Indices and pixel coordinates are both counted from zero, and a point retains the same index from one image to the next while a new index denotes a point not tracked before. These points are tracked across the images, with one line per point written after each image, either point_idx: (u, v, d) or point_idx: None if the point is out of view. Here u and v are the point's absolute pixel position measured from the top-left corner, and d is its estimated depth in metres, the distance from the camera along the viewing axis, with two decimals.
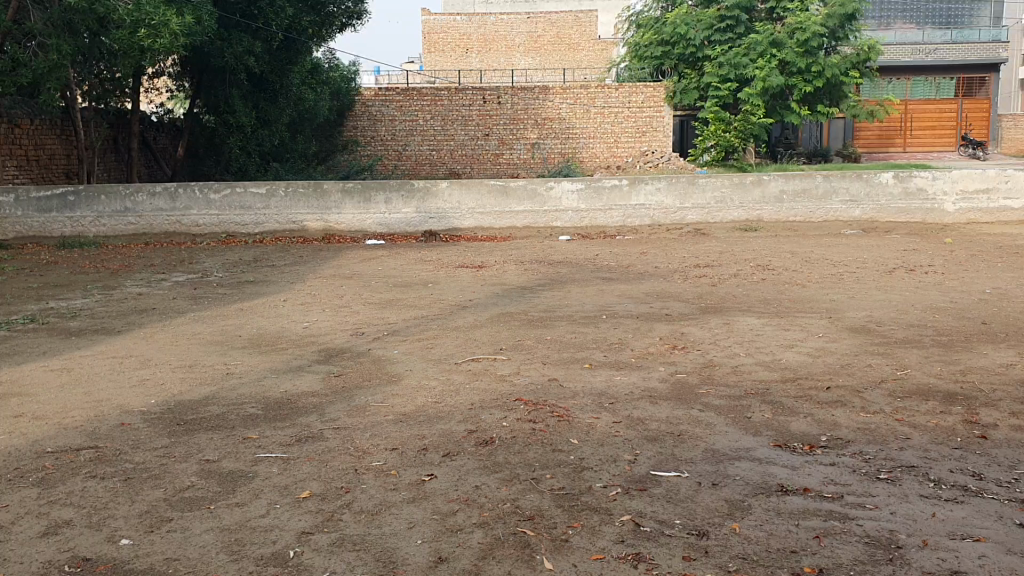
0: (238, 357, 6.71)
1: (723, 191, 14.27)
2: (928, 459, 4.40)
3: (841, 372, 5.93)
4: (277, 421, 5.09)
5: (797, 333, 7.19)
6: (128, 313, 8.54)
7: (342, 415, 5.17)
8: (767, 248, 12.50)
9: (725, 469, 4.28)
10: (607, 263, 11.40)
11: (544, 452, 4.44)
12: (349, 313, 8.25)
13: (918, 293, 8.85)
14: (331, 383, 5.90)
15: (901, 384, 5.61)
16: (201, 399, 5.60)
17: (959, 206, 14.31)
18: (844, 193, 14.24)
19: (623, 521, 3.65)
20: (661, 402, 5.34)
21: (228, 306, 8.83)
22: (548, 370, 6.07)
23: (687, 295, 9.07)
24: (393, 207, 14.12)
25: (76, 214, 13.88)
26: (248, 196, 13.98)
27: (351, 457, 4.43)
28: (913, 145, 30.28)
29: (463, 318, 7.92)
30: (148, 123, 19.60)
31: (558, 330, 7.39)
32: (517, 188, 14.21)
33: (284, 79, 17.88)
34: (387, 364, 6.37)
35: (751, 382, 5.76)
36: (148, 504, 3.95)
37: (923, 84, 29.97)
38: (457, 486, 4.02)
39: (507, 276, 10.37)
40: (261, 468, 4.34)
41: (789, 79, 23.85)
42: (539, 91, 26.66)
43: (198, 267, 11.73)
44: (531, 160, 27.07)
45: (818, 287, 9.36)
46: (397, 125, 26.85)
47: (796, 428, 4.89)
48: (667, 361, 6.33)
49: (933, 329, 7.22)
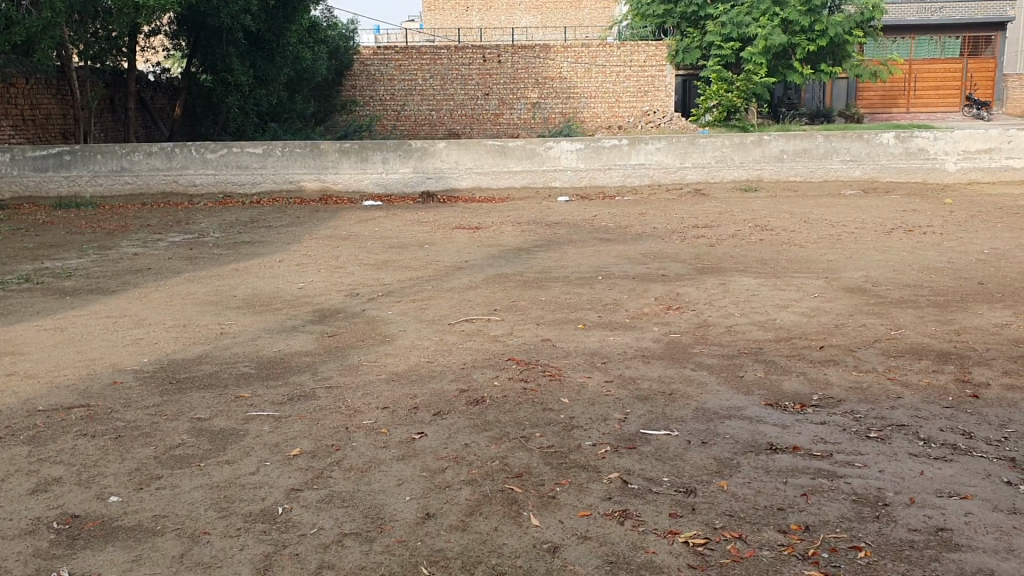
0: (232, 316, 6.70)
1: (723, 150, 14.17)
2: (919, 418, 4.40)
3: (836, 332, 5.92)
4: (269, 380, 5.10)
5: (792, 293, 7.17)
6: (124, 273, 8.52)
7: (334, 374, 5.17)
8: (766, 208, 12.45)
9: (715, 427, 4.28)
10: (606, 224, 11.35)
11: (534, 411, 4.44)
12: (344, 274, 8.23)
13: (915, 253, 8.82)
14: (324, 343, 5.89)
15: (894, 344, 5.61)
16: (193, 358, 5.60)
17: (959, 165, 14.22)
18: (845, 153, 14.16)
19: (611, 478, 3.66)
20: (653, 362, 5.34)
21: (224, 266, 8.80)
22: (542, 330, 6.06)
23: (685, 256, 9.04)
24: (390, 167, 14.05)
25: (72, 173, 13.81)
26: (245, 155, 13.91)
27: (341, 416, 4.44)
28: (916, 106, 29.93)
29: (458, 280, 7.89)
30: (144, 82, 19.44)
31: (553, 291, 7.37)
32: (515, 148, 14.11)
33: (281, 38, 17.67)
34: (381, 324, 6.36)
35: (744, 341, 5.75)
36: (138, 461, 3.96)
37: (928, 43, 29.70)
38: (446, 445, 4.02)
39: (504, 237, 10.33)
40: (251, 426, 4.35)
41: (792, 38, 23.53)
42: (539, 49, 26.42)
43: (195, 227, 11.70)
44: (531, 121, 26.88)
45: (815, 247, 9.31)
46: (396, 84, 26.65)
47: (787, 387, 4.89)
48: (661, 321, 6.31)
49: (930, 290, 7.19)
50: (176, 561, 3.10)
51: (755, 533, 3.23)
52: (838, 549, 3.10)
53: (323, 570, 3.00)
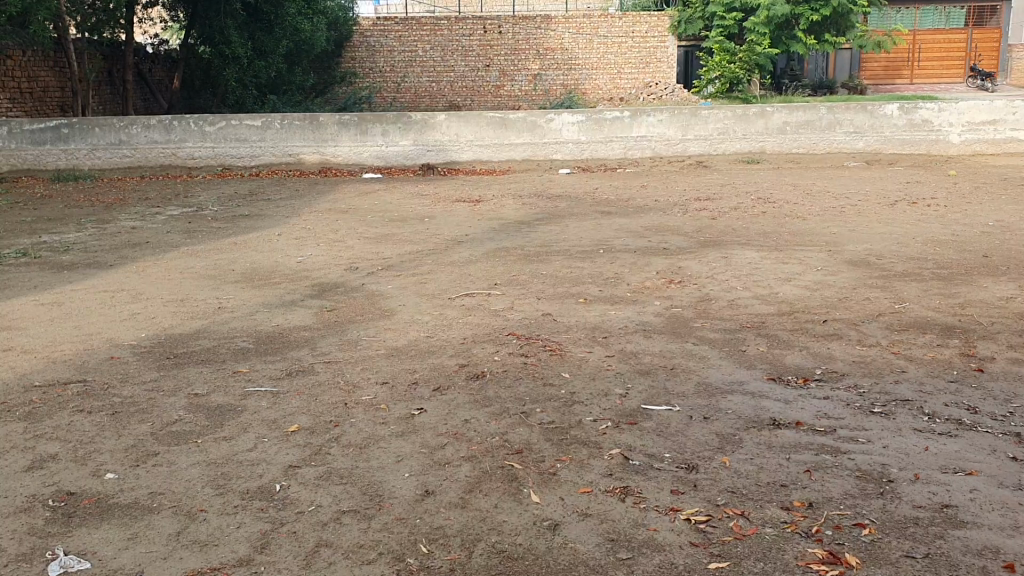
0: (231, 291, 6.65)
1: (726, 122, 14.04)
2: (924, 393, 4.35)
3: (839, 305, 5.87)
4: (268, 355, 5.06)
5: (795, 266, 7.10)
6: (123, 247, 8.45)
7: (333, 349, 5.13)
8: (769, 181, 12.36)
9: (717, 402, 4.24)
10: (607, 197, 11.27)
11: (535, 386, 4.40)
12: (343, 248, 8.15)
13: (919, 226, 8.75)
14: (323, 317, 5.85)
15: (898, 318, 5.55)
16: (192, 333, 5.56)
17: (964, 137, 14.12)
18: (849, 125, 14.04)
19: (612, 454, 3.62)
20: (654, 336, 5.29)
21: (223, 240, 8.74)
22: (542, 305, 6.01)
23: (687, 229, 8.97)
24: (390, 140, 13.95)
25: (70, 146, 13.72)
26: (243, 128, 13.81)
27: (340, 391, 4.40)
28: (920, 77, 29.88)
29: (459, 253, 7.83)
30: (142, 55, 19.27)
31: (554, 265, 7.31)
32: (516, 120, 13.99)
33: (280, 10, 17.47)
34: (380, 299, 6.30)
35: (747, 315, 5.70)
36: (135, 437, 3.92)
37: (933, 14, 29.42)
38: (446, 420, 3.98)
39: (505, 210, 10.26)
40: (250, 402, 4.31)
41: (795, 8, 23.21)
42: (540, 20, 26.19)
43: (193, 200, 11.62)
44: (532, 92, 26.63)
45: (818, 220, 9.24)
46: (396, 56, 26.49)
47: (790, 361, 4.85)
48: (663, 295, 6.26)
49: (934, 262, 7.12)
50: (172, 539, 3.07)
51: (758, 509, 3.19)
52: (842, 526, 3.06)
53: (320, 548, 2.97)
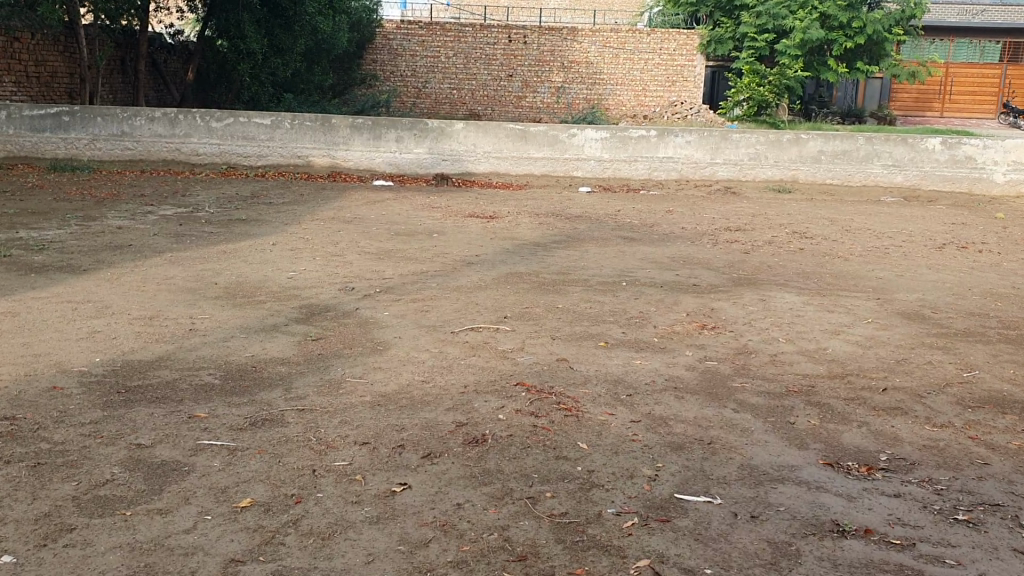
0: (208, 308, 5.93)
1: (757, 147, 13.30)
2: (1017, 496, 3.58)
3: (898, 370, 5.09)
4: (234, 396, 4.32)
5: (842, 316, 6.32)
6: (103, 248, 7.75)
7: (311, 392, 4.39)
8: (803, 213, 11.59)
9: (766, 496, 3.48)
10: (629, 221, 10.51)
11: (545, 460, 3.64)
12: (340, 264, 7.42)
13: (972, 274, 7.99)
14: (305, 349, 5.11)
15: (969, 390, 4.77)
16: (154, 360, 4.83)
17: (1008, 176, 13.25)
18: (887, 157, 13.24)
19: (639, 569, 2.87)
20: (687, 397, 4.53)
21: (213, 246, 8.04)
22: (557, 347, 5.26)
23: (718, 263, 8.24)
24: (404, 147, 13.25)
25: (70, 135, 13.06)
26: (251, 126, 13.15)
27: (310, 453, 3.65)
28: (951, 111, 29.43)
29: (466, 277, 7.09)
30: (158, 45, 18.68)
31: (571, 297, 6.56)
32: (537, 132, 13.27)
33: (300, 7, 16.76)
34: (374, 329, 5.56)
35: (793, 376, 4.93)
36: (52, 503, 3.18)
37: (968, 46, 28.85)
38: (433, 504, 3.23)
39: (520, 229, 9.54)
40: (199, 461, 3.57)
41: (829, 33, 22.61)
42: (567, 32, 25.52)
43: (191, 200, 10.94)
44: (554, 105, 26.03)
45: (862, 261, 8.48)
46: (418, 61, 25.88)
47: (848, 440, 4.09)
48: (695, 344, 5.49)
49: (998, 321, 6.36)
50: None
51: None
52: None
53: None
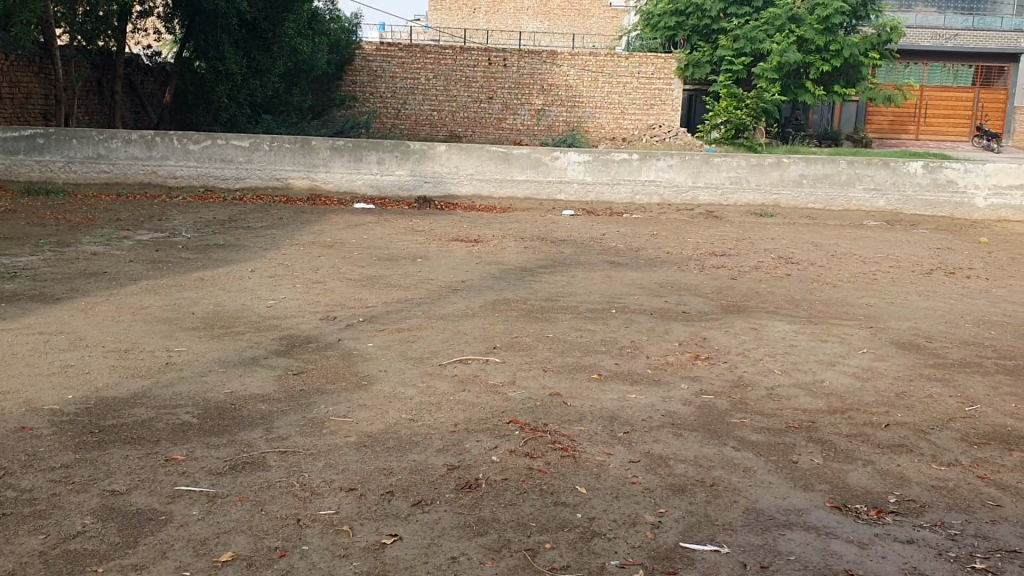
0: (185, 340, 5.72)
1: (739, 171, 13.24)
2: None
3: (898, 403, 4.97)
4: (214, 436, 4.12)
5: (836, 346, 6.19)
6: (76, 276, 7.51)
7: (294, 432, 4.19)
8: (787, 237, 11.52)
9: (775, 543, 3.32)
10: (614, 245, 10.39)
11: (542, 506, 3.47)
12: (321, 292, 7.23)
13: (963, 301, 7.92)
14: (287, 384, 4.92)
15: (973, 426, 4.65)
16: (129, 397, 4.62)
17: (989, 201, 13.26)
18: (869, 181, 13.22)
19: None
20: (685, 435, 4.37)
21: (191, 273, 7.83)
22: (548, 380, 5.09)
23: (705, 289, 8.11)
24: (386, 169, 13.09)
25: (45, 158, 12.81)
26: (230, 148, 12.96)
27: (295, 501, 3.46)
28: (926, 133, 29.50)
29: (452, 305, 6.92)
30: (134, 66, 18.44)
31: (561, 326, 6.41)
32: (519, 155, 13.15)
33: (278, 28, 16.71)
34: (358, 361, 5.37)
35: (792, 411, 4.79)
36: (19, 559, 2.97)
37: (941, 71, 29.40)
38: (428, 558, 3.05)
39: (505, 254, 9.39)
40: (177, 509, 3.36)
41: (806, 57, 22.71)
42: (546, 55, 25.53)
43: (168, 224, 10.71)
44: (534, 127, 26.00)
45: (850, 288, 8.38)
46: (397, 82, 25.74)
47: (854, 481, 3.95)
48: (690, 376, 5.34)
49: (994, 351, 6.26)
50: None
51: None
52: None
53: None
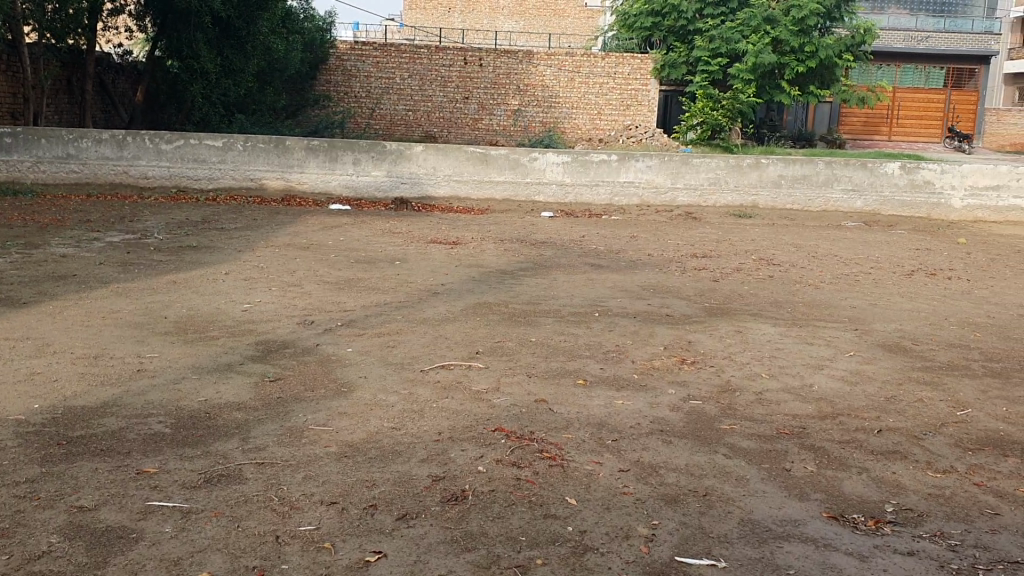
0: (158, 345, 5.54)
1: (717, 172, 13.17)
2: None
3: (890, 408, 4.88)
4: (188, 447, 3.95)
5: (823, 349, 6.11)
6: (44, 279, 7.30)
7: (272, 442, 4.04)
8: (767, 238, 11.48)
9: (773, 557, 3.21)
10: (594, 247, 10.29)
11: (531, 520, 3.34)
12: (298, 295, 7.06)
13: (946, 302, 7.88)
14: (264, 391, 4.75)
15: (966, 431, 4.57)
16: (99, 406, 4.44)
17: (966, 202, 13.29)
18: (847, 182, 13.20)
19: None
20: (675, 442, 4.25)
21: (163, 276, 7.63)
22: (533, 386, 4.96)
23: (688, 291, 8.02)
24: (362, 169, 12.92)
25: (12, 157, 12.51)
26: (203, 148, 12.73)
27: (273, 516, 3.31)
28: (899, 135, 29.83)
29: (432, 308, 6.78)
30: (105, 64, 18.13)
31: (544, 329, 6.28)
32: (498, 156, 13.03)
33: (252, 26, 16.51)
34: (337, 367, 5.22)
35: (783, 417, 4.69)
36: None
37: (913, 72, 29.57)
38: None
39: (484, 255, 9.26)
40: (148, 527, 3.20)
41: (781, 58, 22.74)
42: (522, 54, 25.41)
43: (138, 225, 10.47)
44: (510, 128, 25.87)
45: (832, 289, 8.32)
46: (373, 82, 25.52)
47: (849, 489, 3.85)
48: (677, 381, 5.22)
49: (981, 353, 6.20)
50: None
51: None
52: None
53: None
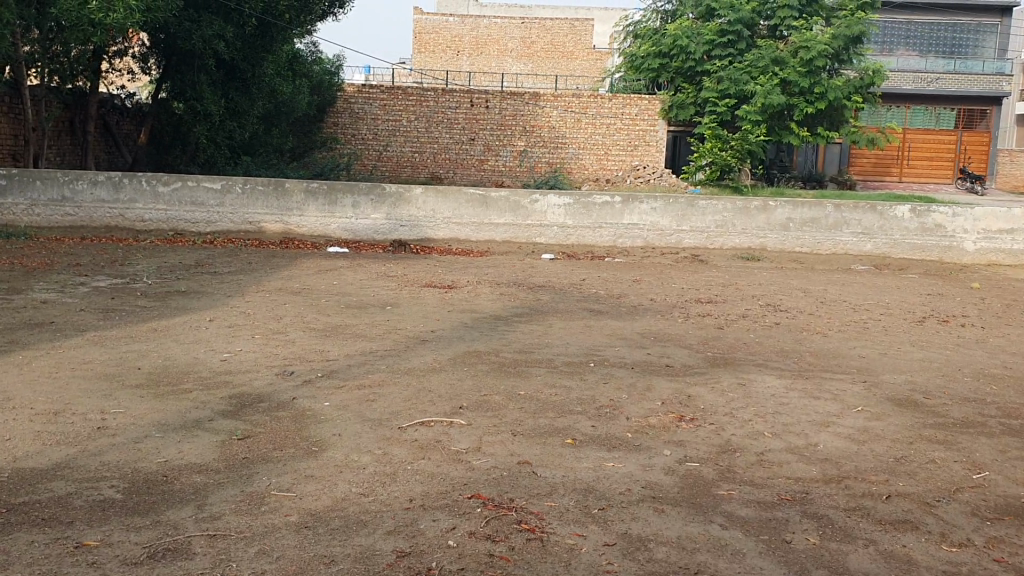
0: (125, 400, 5.26)
1: (724, 214, 12.89)
2: None
3: (900, 471, 4.54)
4: (137, 517, 3.65)
5: (829, 404, 5.78)
6: (19, 326, 7.05)
7: (229, 510, 3.73)
8: (774, 282, 11.20)
9: None
10: (595, 291, 10.01)
11: None
12: (280, 344, 6.78)
13: (961, 352, 7.54)
14: (229, 451, 4.45)
15: (983, 497, 4.23)
16: (50, 468, 4.14)
17: (979, 245, 12.95)
18: (856, 225, 12.91)
19: None
20: (667, 510, 3.93)
21: (143, 323, 7.37)
22: (518, 446, 4.64)
23: (690, 339, 7.72)
24: (361, 213, 12.69)
25: (7, 200, 12.36)
26: (201, 191, 12.55)
27: None
28: (909, 176, 29.64)
29: (419, 358, 6.48)
30: (109, 106, 18.08)
31: (535, 382, 5.97)
32: (498, 198, 12.82)
33: (257, 69, 16.44)
34: (312, 424, 4.91)
35: (785, 481, 4.35)
36: None
37: (923, 113, 29.46)
38: None
39: (479, 300, 8.98)
40: None
41: (790, 99, 22.63)
42: (529, 96, 25.32)
43: (129, 269, 10.25)
44: (517, 168, 25.72)
45: (841, 337, 8.01)
46: (380, 124, 25.46)
47: (855, 565, 3.51)
48: (673, 440, 4.90)
49: (997, 408, 5.85)
50: None
51: None
52: None
53: None
